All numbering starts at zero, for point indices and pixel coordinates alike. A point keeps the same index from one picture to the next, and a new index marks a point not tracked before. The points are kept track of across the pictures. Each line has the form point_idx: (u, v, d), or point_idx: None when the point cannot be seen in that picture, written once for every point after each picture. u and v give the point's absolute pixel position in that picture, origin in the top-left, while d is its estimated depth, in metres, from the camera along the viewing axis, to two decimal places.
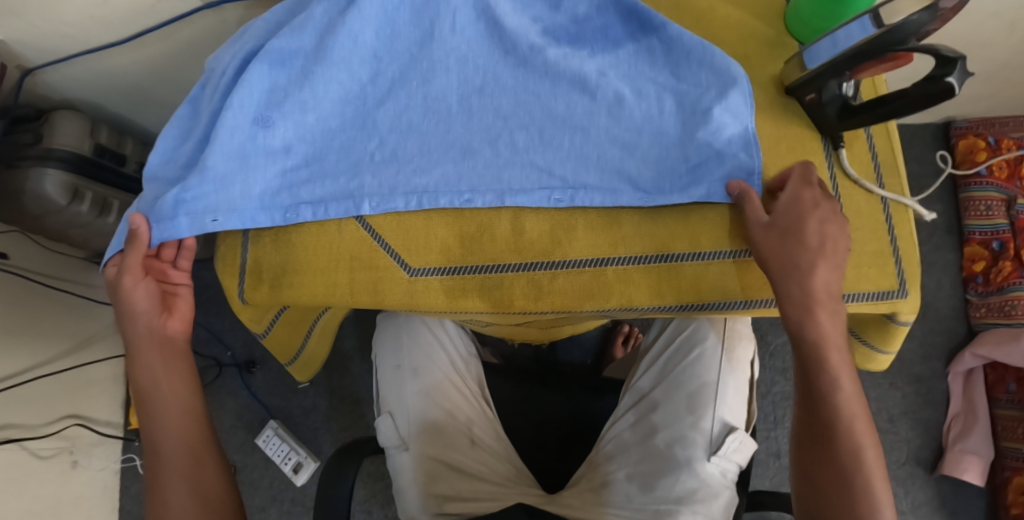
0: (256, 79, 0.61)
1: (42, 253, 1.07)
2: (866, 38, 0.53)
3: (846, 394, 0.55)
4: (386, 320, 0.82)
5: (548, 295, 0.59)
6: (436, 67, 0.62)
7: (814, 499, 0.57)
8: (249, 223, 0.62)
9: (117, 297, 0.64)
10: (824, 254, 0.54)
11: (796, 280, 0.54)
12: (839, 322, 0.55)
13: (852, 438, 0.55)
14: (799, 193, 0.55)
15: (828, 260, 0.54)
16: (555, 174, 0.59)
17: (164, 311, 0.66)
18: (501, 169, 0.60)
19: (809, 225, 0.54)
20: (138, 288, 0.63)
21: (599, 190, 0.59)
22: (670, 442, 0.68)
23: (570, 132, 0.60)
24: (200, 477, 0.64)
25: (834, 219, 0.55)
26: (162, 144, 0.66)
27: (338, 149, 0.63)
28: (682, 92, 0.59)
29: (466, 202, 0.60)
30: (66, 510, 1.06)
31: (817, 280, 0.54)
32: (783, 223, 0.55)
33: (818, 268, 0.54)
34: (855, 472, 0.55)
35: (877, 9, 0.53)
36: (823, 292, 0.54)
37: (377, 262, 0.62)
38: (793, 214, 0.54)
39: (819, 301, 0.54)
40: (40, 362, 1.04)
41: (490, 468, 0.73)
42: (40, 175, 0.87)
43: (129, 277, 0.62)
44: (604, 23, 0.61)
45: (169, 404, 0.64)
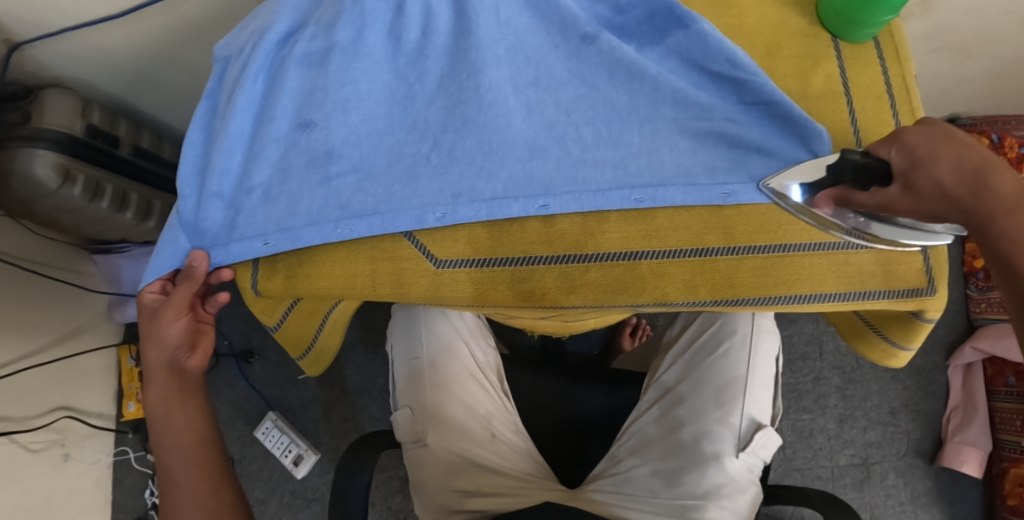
0: (292, 82, 0.62)
1: (33, 239, 1.02)
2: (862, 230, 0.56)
3: None
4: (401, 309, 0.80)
5: (580, 288, 0.59)
6: (487, 59, 0.61)
7: None
8: (297, 242, 0.60)
9: (149, 329, 0.62)
10: (988, 170, 0.49)
11: (981, 200, 0.49)
12: None
13: None
14: (910, 149, 0.51)
15: (1003, 170, 0.49)
16: (631, 172, 0.58)
17: (191, 346, 0.64)
18: (573, 168, 0.58)
19: (959, 136, 0.51)
20: (177, 322, 0.62)
21: (678, 186, 0.57)
22: (696, 436, 0.69)
23: (638, 125, 0.59)
24: (211, 500, 0.61)
25: (953, 139, 0.51)
26: (192, 150, 0.63)
27: (389, 152, 0.61)
28: (739, 82, 0.58)
29: (542, 207, 0.58)
30: (60, 504, 1.03)
31: (1000, 184, 0.48)
32: (921, 182, 0.50)
33: (999, 176, 0.49)
34: None
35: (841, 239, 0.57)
36: (1011, 200, 0.48)
37: (399, 252, 0.60)
38: (929, 138, 0.51)
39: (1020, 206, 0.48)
40: (30, 352, 1.00)
41: (511, 463, 0.73)
42: (29, 155, 0.83)
43: (172, 312, 0.61)
44: (648, 11, 0.61)
45: (178, 425, 0.62)
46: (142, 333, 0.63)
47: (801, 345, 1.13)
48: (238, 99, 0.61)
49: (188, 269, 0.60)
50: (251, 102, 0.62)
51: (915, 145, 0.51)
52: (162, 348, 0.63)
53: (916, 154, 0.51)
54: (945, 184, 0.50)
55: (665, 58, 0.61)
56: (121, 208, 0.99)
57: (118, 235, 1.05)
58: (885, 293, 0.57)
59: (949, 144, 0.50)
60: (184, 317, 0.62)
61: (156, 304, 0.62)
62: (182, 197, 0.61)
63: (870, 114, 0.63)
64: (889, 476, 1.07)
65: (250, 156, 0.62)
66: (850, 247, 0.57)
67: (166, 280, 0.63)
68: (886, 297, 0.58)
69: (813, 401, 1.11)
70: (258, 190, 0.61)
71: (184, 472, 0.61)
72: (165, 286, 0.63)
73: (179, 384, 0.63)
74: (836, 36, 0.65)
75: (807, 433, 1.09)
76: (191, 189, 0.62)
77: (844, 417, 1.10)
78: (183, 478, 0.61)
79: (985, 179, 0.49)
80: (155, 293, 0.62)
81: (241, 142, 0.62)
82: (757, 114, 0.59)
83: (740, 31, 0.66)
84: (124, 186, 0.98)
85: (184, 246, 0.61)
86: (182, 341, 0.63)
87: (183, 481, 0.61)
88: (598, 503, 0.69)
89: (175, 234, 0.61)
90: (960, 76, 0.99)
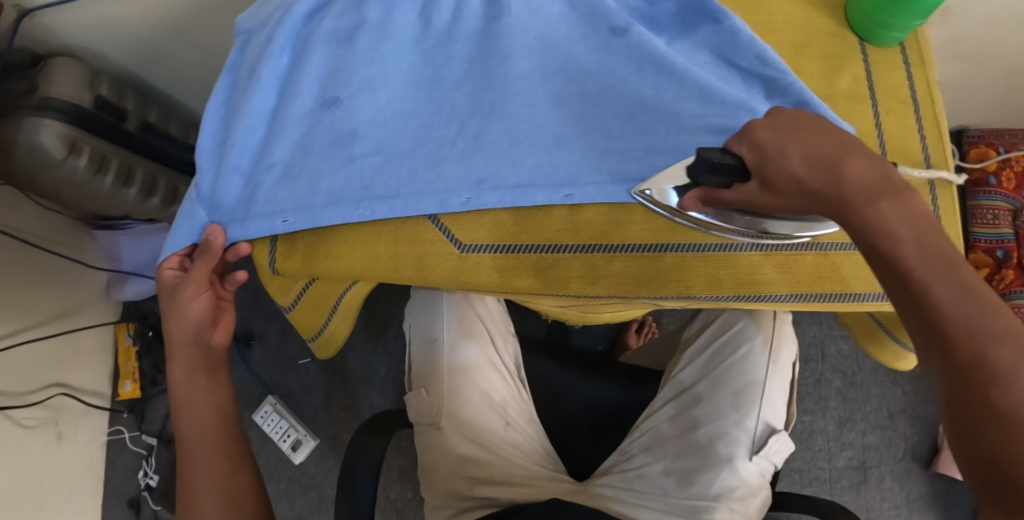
0: (318, 59, 0.61)
1: (35, 212, 1.00)
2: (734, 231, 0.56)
3: (941, 288, 0.41)
4: (423, 293, 0.88)
5: (604, 278, 0.59)
6: (517, 44, 0.61)
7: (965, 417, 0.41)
8: (316, 220, 0.58)
9: (170, 305, 0.61)
10: (842, 155, 0.44)
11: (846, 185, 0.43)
12: (906, 214, 0.42)
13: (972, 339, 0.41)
14: (756, 144, 0.46)
15: (856, 154, 0.44)
16: (657, 165, 0.57)
17: (214, 322, 0.63)
18: (600, 159, 0.58)
19: (809, 124, 0.46)
20: (199, 298, 0.61)
21: None
22: (712, 437, 0.72)
23: (663, 118, 0.58)
24: (225, 478, 0.60)
25: (802, 129, 0.46)
26: (211, 124, 0.62)
27: (412, 134, 0.59)
28: (768, 80, 0.60)
29: (566, 197, 0.57)
30: (51, 482, 1.01)
31: (854, 172, 0.43)
32: (776, 178, 0.45)
33: (850, 160, 0.44)
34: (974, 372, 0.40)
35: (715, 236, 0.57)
36: (866, 185, 0.43)
37: (423, 235, 0.59)
38: (777, 131, 0.46)
39: (868, 192, 0.43)
40: (26, 326, 0.99)
41: (519, 449, 0.79)
42: (35, 124, 0.82)
43: (193, 288, 0.60)
44: (679, 6, 0.62)
45: (189, 401, 0.61)
46: (164, 312, 0.62)
47: (805, 347, 1.13)
48: (261, 74, 0.60)
49: (204, 244, 0.59)
50: (275, 78, 0.61)
51: (764, 141, 0.46)
52: (185, 325, 0.61)
53: (766, 147, 0.46)
54: (800, 175, 0.45)
55: (694, 52, 0.62)
56: (125, 183, 0.97)
57: (120, 212, 1.03)
58: None
59: (799, 134, 0.45)
60: (206, 293, 0.61)
61: (176, 282, 0.61)
62: (200, 171, 0.60)
63: (894, 118, 0.64)
64: (886, 480, 1.08)
65: (270, 132, 0.61)
66: None
67: (183, 256, 0.63)
68: None
69: (814, 403, 1.12)
70: (277, 166, 0.60)
71: (201, 451, 0.60)
72: (183, 262, 0.62)
73: (206, 362, 0.62)
74: (863, 39, 0.66)
75: (806, 434, 1.10)
76: (209, 163, 0.61)
77: (843, 420, 1.11)
78: (193, 454, 0.60)
79: (838, 165, 0.44)
80: (174, 269, 0.62)
81: (261, 118, 0.61)
82: None
83: (769, 29, 0.66)
84: (130, 160, 0.96)
85: (201, 220, 0.60)
86: (206, 318, 0.62)
87: (193, 457, 0.60)
88: (606, 498, 0.74)
89: (193, 209, 0.60)
90: (974, 86, 1.00)
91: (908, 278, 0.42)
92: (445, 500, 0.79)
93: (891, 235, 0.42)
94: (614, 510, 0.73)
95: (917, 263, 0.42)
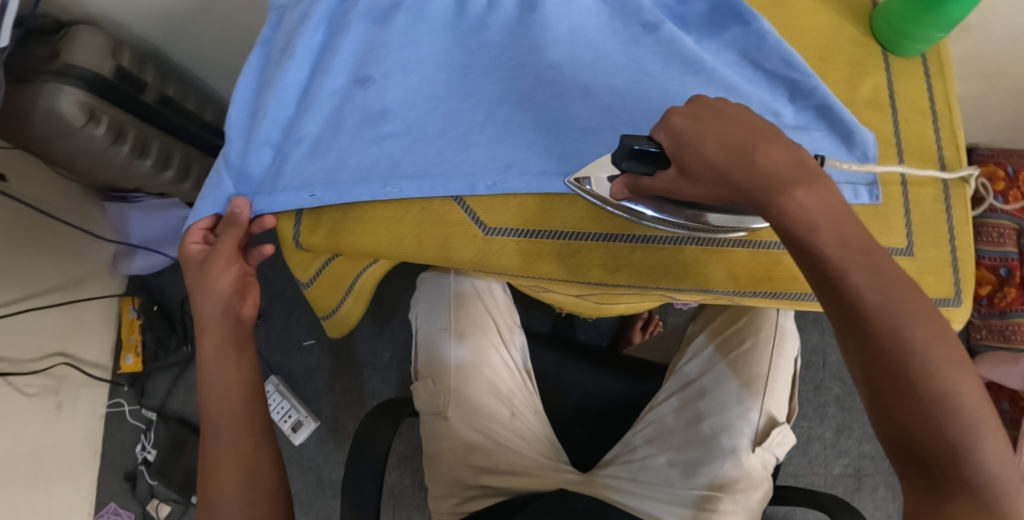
0: (353, 37, 0.62)
1: (46, 180, 1.00)
2: (666, 223, 0.57)
3: (860, 278, 0.45)
4: (431, 280, 0.89)
5: (624, 267, 0.59)
6: (549, 34, 0.61)
7: (892, 401, 0.46)
8: (343, 197, 0.59)
9: (197, 279, 0.62)
10: (755, 142, 0.45)
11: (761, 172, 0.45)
12: (822, 203, 0.44)
13: (893, 329, 0.45)
14: (674, 131, 0.47)
15: (770, 141, 0.46)
16: None
17: (242, 297, 0.64)
18: None
19: (723, 111, 0.47)
20: (229, 272, 0.61)
21: None
22: (716, 429, 0.74)
23: None
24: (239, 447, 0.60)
25: (716, 114, 0.47)
26: (243, 96, 0.62)
27: (441, 117, 0.60)
28: (792, 82, 0.62)
29: None
30: (49, 452, 1.01)
31: (768, 160, 0.44)
32: (696, 164, 0.46)
33: (762, 148, 0.45)
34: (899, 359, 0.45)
35: (648, 228, 0.58)
36: (779, 174, 0.44)
37: (449, 216, 0.59)
38: (694, 118, 0.47)
39: (781, 182, 0.44)
40: (31, 294, 0.98)
41: (526, 442, 0.80)
42: (55, 90, 0.82)
43: (223, 260, 0.60)
44: (710, 5, 0.63)
45: (206, 369, 0.61)
46: (191, 287, 0.63)
47: (806, 353, 1.15)
48: (296, 49, 0.60)
49: (230, 216, 0.60)
50: (309, 53, 0.61)
51: (680, 127, 0.47)
52: (215, 299, 0.62)
53: (686, 134, 0.46)
54: (716, 162, 0.46)
55: (722, 52, 0.63)
56: (141, 155, 0.97)
57: (133, 184, 1.03)
58: None
59: (713, 120, 0.46)
60: (233, 266, 0.62)
61: (201, 256, 0.62)
62: (230, 142, 0.61)
63: (913, 127, 0.65)
64: (880, 488, 1.10)
65: (302, 106, 0.61)
66: None
67: (207, 230, 0.63)
68: None
69: (813, 409, 1.13)
70: (307, 141, 0.60)
71: (222, 421, 0.60)
72: (207, 236, 0.63)
73: (233, 335, 0.62)
74: (887, 50, 0.67)
75: (804, 440, 1.12)
76: (239, 134, 0.61)
77: (841, 427, 1.12)
78: (208, 421, 0.61)
79: (751, 153, 0.45)
80: (198, 243, 0.62)
81: (294, 92, 0.61)
82: (808, 117, 0.62)
83: (794, 32, 0.67)
84: (147, 133, 0.96)
85: (228, 191, 0.61)
86: (233, 292, 0.63)
87: (208, 424, 0.60)
88: (608, 487, 0.75)
89: (221, 179, 0.61)
90: (987, 104, 1.01)
91: (827, 266, 0.45)
92: (451, 489, 0.79)
93: (811, 223, 0.44)
94: (610, 499, 0.74)
95: (836, 252, 0.44)
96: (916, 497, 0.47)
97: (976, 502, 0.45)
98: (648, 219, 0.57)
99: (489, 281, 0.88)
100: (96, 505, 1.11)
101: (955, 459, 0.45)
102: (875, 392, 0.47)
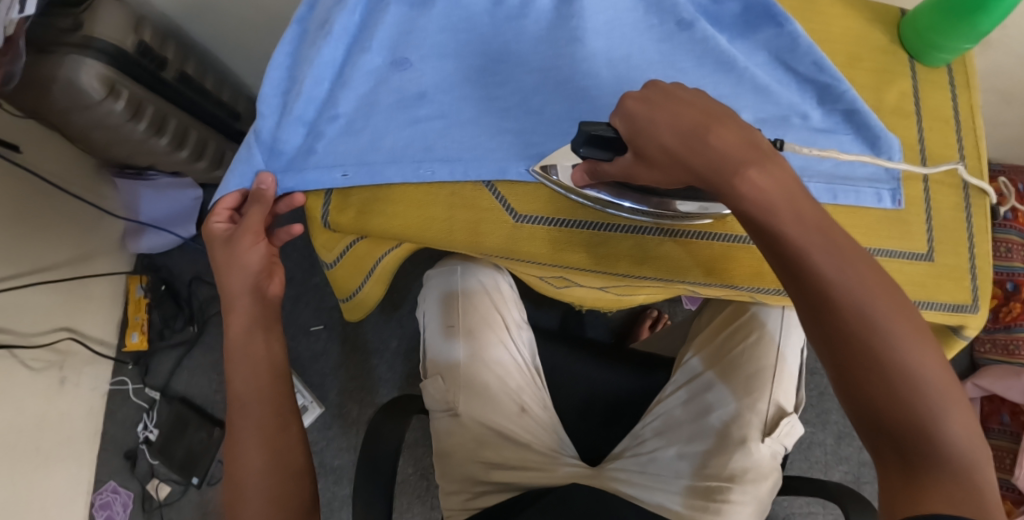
0: (391, 19, 0.62)
1: (58, 153, 1.00)
2: (628, 210, 0.58)
3: (822, 258, 0.46)
4: (436, 276, 0.90)
5: (653, 259, 0.60)
6: (587, 25, 0.62)
7: (862, 385, 0.46)
8: (375, 177, 0.59)
9: (224, 257, 0.61)
10: (708, 126, 0.46)
11: (716, 154, 0.46)
12: (775, 182, 0.46)
13: (853, 306, 0.46)
14: (628, 117, 0.48)
15: (724, 123, 0.47)
16: None
17: (269, 274, 0.64)
18: None
19: (678, 96, 0.48)
20: (255, 248, 0.61)
21: None
22: (725, 420, 0.76)
23: None
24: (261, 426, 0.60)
25: (668, 99, 0.48)
26: (277, 70, 0.62)
27: (475, 103, 0.61)
28: (821, 85, 0.62)
29: None
30: (50, 428, 1.00)
31: (720, 142, 0.46)
32: (651, 148, 0.48)
33: (713, 131, 0.46)
34: (864, 339, 0.45)
35: (613, 216, 0.59)
36: (733, 155, 0.46)
37: (480, 202, 0.59)
38: (648, 104, 0.48)
39: (732, 165, 0.46)
40: (39, 268, 0.97)
41: (536, 438, 0.80)
42: (77, 63, 0.81)
43: (249, 236, 0.60)
44: (744, 5, 0.64)
45: (229, 344, 0.61)
46: (218, 265, 0.62)
47: (811, 359, 1.16)
48: (333, 27, 0.60)
49: (256, 192, 0.60)
50: (346, 32, 0.61)
51: (635, 113, 0.48)
52: (243, 273, 0.61)
53: (638, 120, 0.48)
54: (669, 146, 0.47)
55: (753, 52, 0.64)
56: (158, 132, 0.96)
57: (147, 160, 1.02)
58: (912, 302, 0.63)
59: (667, 104, 0.48)
60: (259, 243, 0.61)
61: (226, 234, 0.62)
62: (262, 116, 0.61)
63: (936, 135, 0.66)
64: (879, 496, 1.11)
65: (337, 85, 0.61)
66: (901, 255, 0.63)
67: (233, 210, 0.63)
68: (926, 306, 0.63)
69: (815, 415, 1.14)
70: (341, 120, 0.60)
71: (244, 397, 0.60)
72: (232, 216, 0.63)
73: (258, 312, 0.62)
74: (914, 58, 0.68)
75: (805, 445, 1.13)
76: (272, 109, 0.61)
77: (842, 434, 1.13)
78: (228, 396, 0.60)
79: (703, 136, 0.46)
80: (223, 222, 0.62)
81: (329, 70, 0.61)
82: (837, 120, 0.63)
83: (823, 37, 0.68)
84: (165, 110, 0.96)
85: (257, 165, 0.61)
86: (261, 267, 0.62)
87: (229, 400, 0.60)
88: (614, 479, 0.75)
89: (251, 153, 0.61)
90: (1002, 120, 1.03)
91: (784, 245, 0.46)
92: (461, 485, 0.79)
93: (767, 205, 0.46)
94: (617, 490, 0.74)
95: (797, 232, 0.46)
96: (889, 478, 0.46)
97: (946, 476, 0.44)
98: (612, 206, 0.58)
99: (495, 275, 0.89)
100: (95, 483, 1.10)
101: (926, 437, 0.45)
102: (843, 377, 0.47)
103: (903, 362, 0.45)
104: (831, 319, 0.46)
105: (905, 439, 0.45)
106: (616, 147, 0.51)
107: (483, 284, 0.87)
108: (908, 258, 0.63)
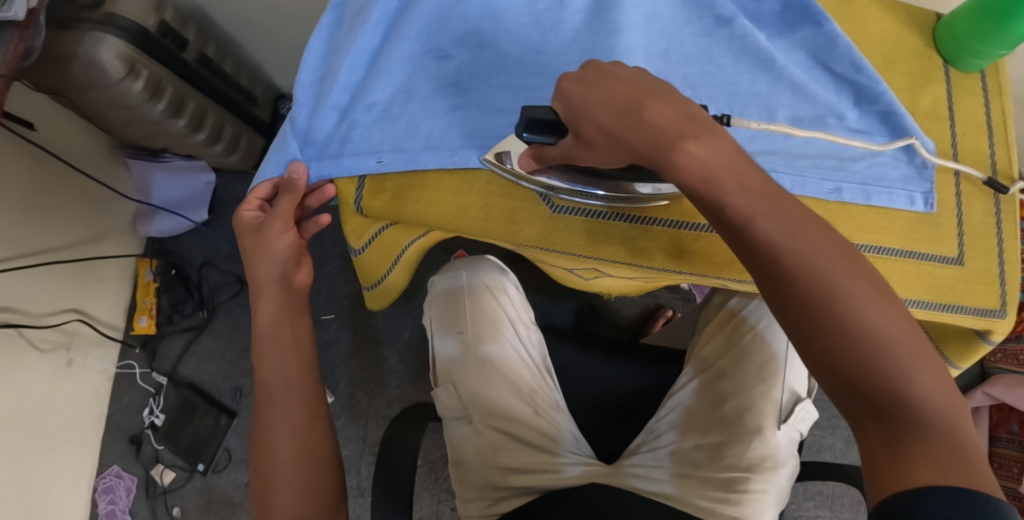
0: (428, 4, 0.60)
1: (73, 132, 0.98)
2: (580, 194, 0.57)
3: (767, 224, 0.44)
4: (442, 281, 0.89)
5: (689, 253, 0.59)
6: (628, 17, 0.61)
7: (825, 353, 0.43)
8: (410, 164, 0.59)
9: (254, 244, 0.60)
10: (642, 101, 0.45)
11: (654, 128, 0.44)
12: (712, 152, 0.44)
13: (805, 271, 0.43)
14: (564, 98, 0.48)
15: (659, 97, 0.45)
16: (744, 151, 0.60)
17: (297, 263, 0.62)
18: None
19: (613, 75, 0.47)
20: (285, 236, 0.60)
21: (788, 173, 0.61)
22: (739, 409, 0.76)
23: (757, 109, 0.61)
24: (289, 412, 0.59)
25: (601, 77, 0.47)
26: (312, 58, 0.62)
27: (512, 91, 0.60)
28: (857, 85, 0.62)
29: None
30: (54, 411, 0.98)
31: (655, 117, 0.44)
32: (588, 128, 0.47)
33: (647, 106, 0.45)
34: (820, 305, 0.43)
35: (566, 202, 0.58)
36: (667, 126, 0.44)
37: (515, 191, 0.59)
38: (582, 84, 0.47)
39: (669, 140, 0.44)
40: (49, 248, 0.95)
41: (546, 437, 0.79)
42: (97, 40, 0.79)
43: (279, 224, 0.59)
44: (784, 4, 0.63)
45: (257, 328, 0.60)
46: (247, 253, 0.61)
47: None
48: (370, 15, 0.59)
49: (288, 181, 0.59)
50: (382, 19, 0.60)
51: (570, 94, 0.47)
52: (272, 262, 0.60)
53: (574, 101, 0.47)
54: (607, 126, 0.46)
55: (791, 51, 0.64)
56: (175, 114, 0.94)
57: (163, 142, 1.01)
58: (937, 304, 0.63)
59: (601, 83, 0.47)
60: (290, 231, 0.60)
61: (256, 222, 0.61)
62: (296, 104, 0.60)
63: (969, 140, 0.66)
64: None
65: (372, 72, 0.60)
66: (934, 260, 0.63)
67: (265, 199, 0.62)
68: (952, 310, 0.63)
69: (826, 419, 1.15)
70: (378, 107, 0.60)
71: (272, 381, 0.59)
72: (263, 205, 0.62)
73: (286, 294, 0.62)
74: (946, 60, 0.68)
75: (814, 448, 1.13)
76: (305, 98, 0.61)
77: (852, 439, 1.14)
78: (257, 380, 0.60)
79: (639, 112, 0.45)
80: (254, 211, 0.61)
81: (365, 57, 0.60)
82: (871, 120, 0.63)
83: (859, 38, 0.68)
84: (184, 91, 0.94)
85: (292, 154, 0.61)
86: (289, 256, 0.61)
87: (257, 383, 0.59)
88: (628, 475, 0.75)
89: (287, 142, 0.61)
90: None
91: (727, 215, 0.44)
92: (480, 492, 0.79)
93: (707, 176, 0.44)
94: (634, 486, 0.74)
95: (739, 200, 0.44)
96: (871, 447, 0.42)
97: (931, 440, 0.40)
98: (565, 192, 0.57)
99: (499, 275, 0.87)
100: (99, 467, 1.08)
101: (898, 402, 0.41)
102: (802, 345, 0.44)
103: (861, 324, 0.42)
104: (785, 286, 0.44)
105: (881, 405, 0.42)
106: (558, 131, 0.50)
107: (489, 286, 0.86)
108: (939, 262, 0.63)
